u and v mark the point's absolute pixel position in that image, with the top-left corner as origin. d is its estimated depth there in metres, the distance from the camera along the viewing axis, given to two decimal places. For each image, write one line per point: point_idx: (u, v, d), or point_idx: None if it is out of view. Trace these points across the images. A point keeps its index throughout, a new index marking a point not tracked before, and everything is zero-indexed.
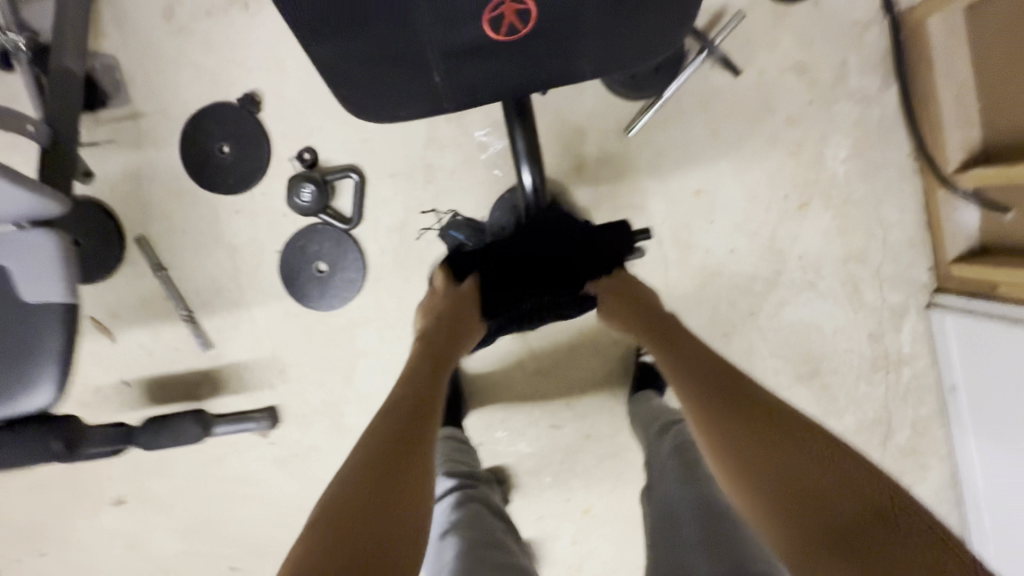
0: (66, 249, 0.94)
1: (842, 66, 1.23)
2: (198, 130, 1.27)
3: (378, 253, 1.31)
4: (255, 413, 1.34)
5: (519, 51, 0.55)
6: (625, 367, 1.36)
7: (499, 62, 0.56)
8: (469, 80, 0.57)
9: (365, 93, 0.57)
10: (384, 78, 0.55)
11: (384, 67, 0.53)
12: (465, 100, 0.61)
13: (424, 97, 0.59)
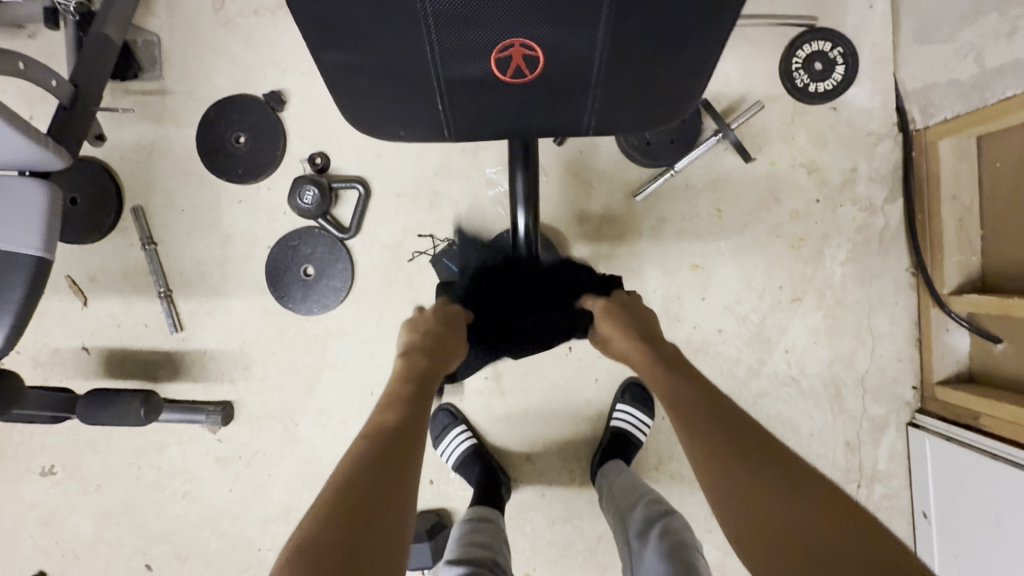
0: (54, 202, 0.94)
1: (852, 172, 1.25)
2: (219, 117, 1.29)
3: (368, 267, 1.30)
4: (209, 406, 1.29)
5: (520, 95, 0.59)
6: (594, 429, 1.31)
7: (501, 103, 0.60)
8: (470, 112, 0.61)
9: (367, 108, 0.61)
10: (390, 99, 0.59)
11: (390, 86, 0.57)
12: (466, 130, 0.64)
13: (425, 123, 0.63)
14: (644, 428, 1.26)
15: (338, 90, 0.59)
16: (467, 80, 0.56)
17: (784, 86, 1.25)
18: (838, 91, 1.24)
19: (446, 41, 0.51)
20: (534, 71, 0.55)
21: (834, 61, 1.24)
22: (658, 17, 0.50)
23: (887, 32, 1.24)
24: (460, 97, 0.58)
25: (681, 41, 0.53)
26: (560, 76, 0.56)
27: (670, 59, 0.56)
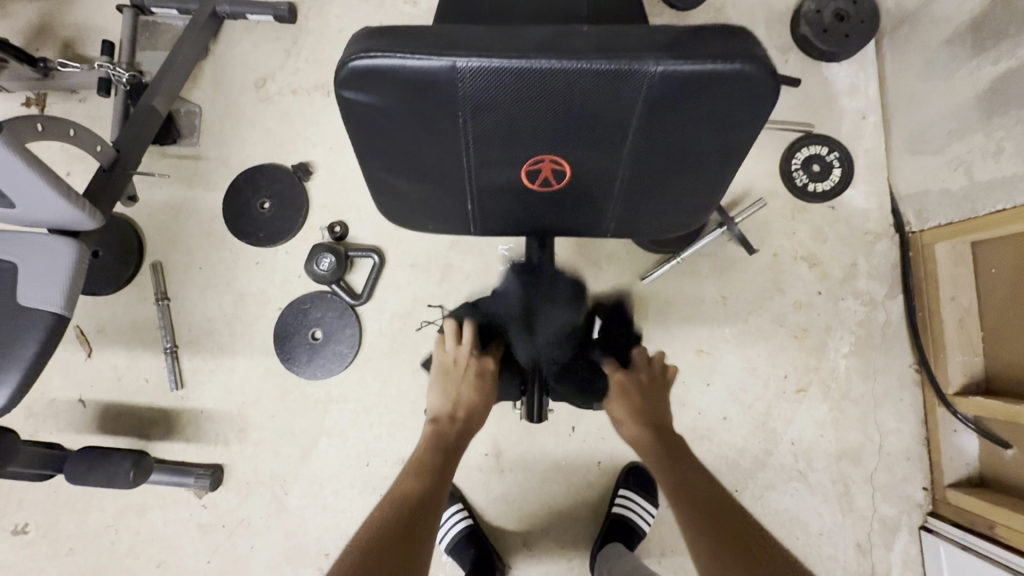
0: (80, 260, 0.97)
1: (852, 268, 1.30)
2: (248, 183, 1.36)
3: (376, 334, 1.32)
4: (199, 468, 1.26)
5: (547, 202, 0.64)
6: (594, 515, 1.26)
7: (527, 208, 0.65)
8: (495, 213, 0.66)
9: (397, 202, 0.66)
10: (421, 198, 0.64)
11: (423, 190, 0.62)
12: (490, 226, 0.70)
13: (453, 218, 0.68)
14: (646, 517, 1.21)
15: (376, 187, 0.64)
16: (496, 191, 0.61)
17: (784, 184, 1.32)
18: (836, 191, 1.31)
19: (479, 164, 0.56)
20: (561, 185, 0.60)
21: (832, 164, 1.32)
22: (679, 157, 0.55)
23: (879, 141, 1.33)
24: (487, 203, 0.63)
25: (702, 173, 0.58)
26: (583, 192, 0.61)
27: (691, 182, 0.60)
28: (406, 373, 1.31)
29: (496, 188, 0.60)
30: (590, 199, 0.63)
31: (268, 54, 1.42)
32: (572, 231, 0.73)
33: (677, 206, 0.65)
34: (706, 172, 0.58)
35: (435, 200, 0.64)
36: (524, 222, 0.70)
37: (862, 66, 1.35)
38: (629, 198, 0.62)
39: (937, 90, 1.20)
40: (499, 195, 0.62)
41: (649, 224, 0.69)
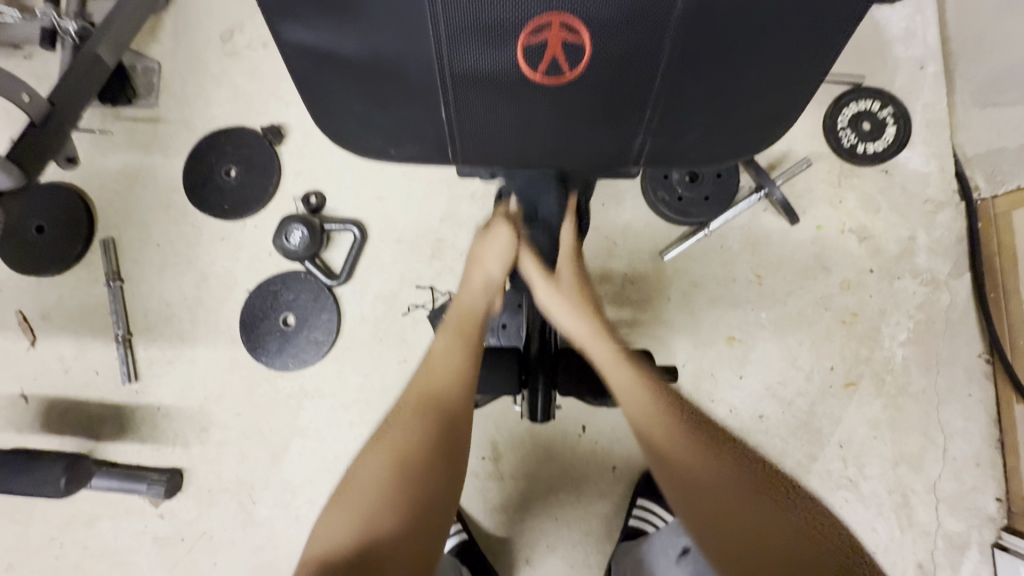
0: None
1: (909, 242, 1.11)
2: (211, 148, 1.19)
3: (357, 320, 1.15)
4: (152, 473, 1.09)
5: (551, 104, 0.51)
6: (609, 528, 1.09)
7: (527, 116, 0.52)
8: (480, 123, 0.53)
9: (345, 110, 0.54)
10: (375, 97, 0.52)
11: (380, 85, 0.51)
12: (472, 148, 0.56)
13: (419, 134, 0.55)
14: None
15: (335, 100, 0.53)
16: (482, 78, 0.49)
17: (829, 145, 1.14)
18: (890, 152, 1.13)
19: (455, 27, 0.45)
20: (573, 70, 0.48)
21: (884, 121, 1.13)
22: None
23: (941, 94, 1.14)
24: (467, 100, 0.51)
25: (752, 32, 0.46)
26: (604, 81, 0.49)
27: (737, 56, 0.47)
28: (391, 364, 1.14)
29: (488, 76, 0.49)
30: (613, 94, 0.50)
31: (237, 3, 1.25)
32: (589, 158, 0.58)
33: (726, 112, 0.52)
34: (770, 39, 0.46)
35: (415, 114, 0.53)
36: (521, 144, 0.55)
37: (919, 8, 1.16)
38: (663, 89, 0.50)
39: (1016, 28, 1.01)
40: (494, 96, 0.50)
41: (691, 142, 0.55)
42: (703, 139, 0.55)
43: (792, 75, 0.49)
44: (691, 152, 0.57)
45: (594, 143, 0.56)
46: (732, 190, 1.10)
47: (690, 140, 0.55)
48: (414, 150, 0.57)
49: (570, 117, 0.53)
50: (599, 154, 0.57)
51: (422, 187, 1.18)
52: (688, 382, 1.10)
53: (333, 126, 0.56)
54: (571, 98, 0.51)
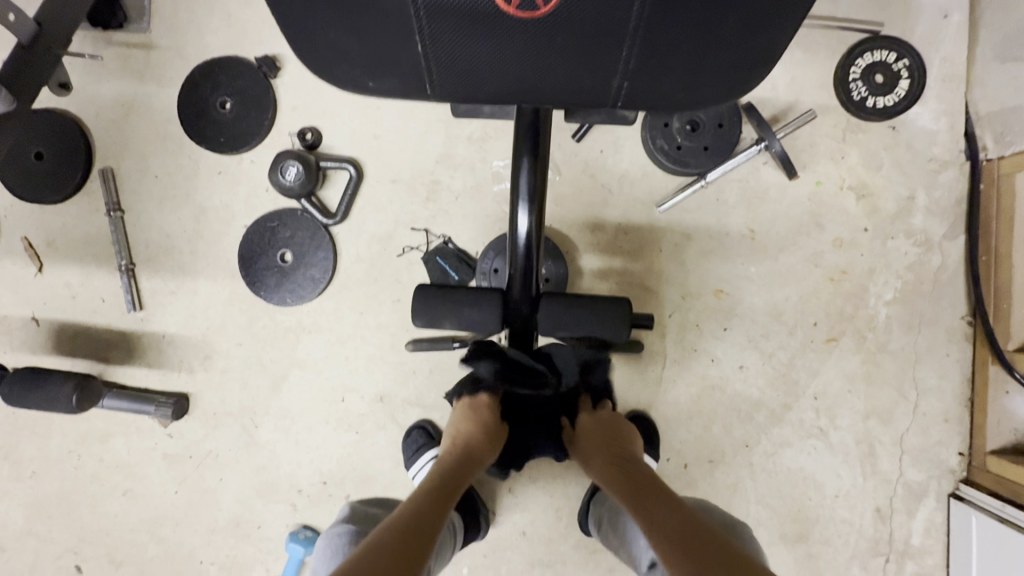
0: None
1: (908, 202, 1.10)
2: (205, 79, 1.17)
3: (353, 259, 1.17)
4: (160, 396, 1.16)
5: (529, 38, 0.50)
6: None
7: (503, 52, 0.52)
8: (457, 56, 0.52)
9: (319, 38, 0.53)
10: (350, 29, 0.51)
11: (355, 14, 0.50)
12: (450, 82, 0.55)
13: (396, 67, 0.54)
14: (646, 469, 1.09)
15: (309, 30, 0.52)
16: (456, 10, 0.48)
17: (838, 98, 1.11)
18: (900, 107, 1.09)
19: None
20: (548, 4, 0.47)
21: (898, 74, 1.09)
22: None
23: (961, 46, 1.09)
24: (443, 33, 0.50)
25: None
26: (581, 16, 0.48)
27: None
28: (386, 304, 1.17)
29: (463, 10, 0.48)
30: (593, 32, 0.49)
31: None
32: (570, 97, 0.58)
33: (706, 52, 0.51)
34: None
35: (391, 47, 0.52)
36: (500, 81, 0.55)
37: None
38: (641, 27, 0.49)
39: None
40: (469, 31, 0.50)
41: (669, 84, 0.55)
42: (686, 82, 0.55)
43: (775, 11, 0.48)
44: (672, 96, 0.57)
45: (573, 84, 0.55)
46: (732, 142, 1.08)
47: (669, 83, 0.55)
48: (392, 85, 0.57)
49: (547, 56, 0.52)
50: (579, 95, 0.57)
51: (419, 127, 1.17)
52: (673, 332, 1.13)
53: (310, 58, 0.55)
54: (548, 36, 0.50)
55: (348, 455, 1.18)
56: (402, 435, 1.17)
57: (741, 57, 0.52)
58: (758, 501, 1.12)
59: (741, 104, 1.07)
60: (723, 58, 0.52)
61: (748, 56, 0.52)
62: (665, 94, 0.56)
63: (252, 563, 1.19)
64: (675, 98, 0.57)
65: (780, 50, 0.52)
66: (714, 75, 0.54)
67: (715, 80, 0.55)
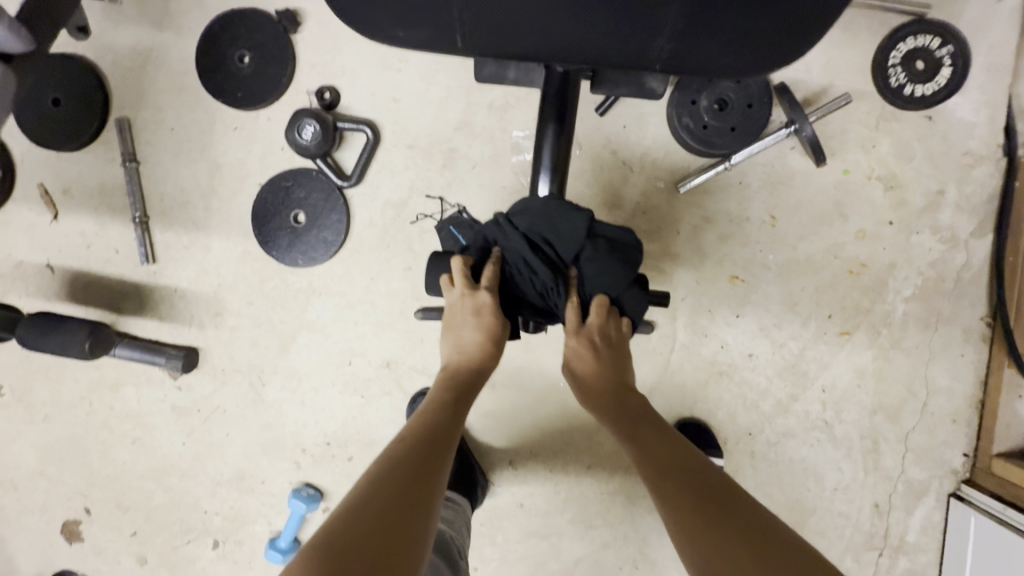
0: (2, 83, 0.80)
1: (937, 196, 1.07)
2: (224, 31, 1.14)
3: (366, 224, 1.16)
4: (171, 349, 1.17)
5: None
6: (589, 441, 1.16)
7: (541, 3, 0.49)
8: (493, 6, 0.50)
9: None
10: None
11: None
12: (484, 34, 0.53)
13: (430, 18, 0.52)
14: None
15: None
16: None
17: (874, 84, 1.06)
18: (939, 97, 1.05)
19: None
20: None
21: (940, 61, 1.04)
22: None
23: (1009, 35, 1.04)
24: None
25: None
26: None
27: None
28: (397, 271, 1.17)
29: None
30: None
31: None
32: (606, 59, 0.56)
33: (758, 8, 0.48)
34: None
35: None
36: (536, 39, 0.53)
37: None
38: None
39: None
40: None
41: (714, 44, 0.52)
42: (727, 51, 0.53)
43: None
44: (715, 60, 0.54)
45: (614, 41, 0.53)
46: (761, 124, 1.04)
47: (715, 42, 0.52)
48: (424, 37, 0.55)
49: (588, 6, 0.49)
50: (619, 56, 0.54)
51: (439, 92, 1.14)
52: (684, 316, 1.12)
53: (336, 7, 0.53)
54: None
55: (353, 418, 1.19)
56: (406, 402, 1.18)
57: (796, 20, 0.49)
58: (756, 488, 1.13)
59: (773, 84, 1.04)
60: (777, 18, 0.49)
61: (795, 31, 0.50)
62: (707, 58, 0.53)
63: (255, 516, 1.22)
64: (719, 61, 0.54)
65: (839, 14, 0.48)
66: (763, 38, 0.51)
67: (766, 45, 0.51)
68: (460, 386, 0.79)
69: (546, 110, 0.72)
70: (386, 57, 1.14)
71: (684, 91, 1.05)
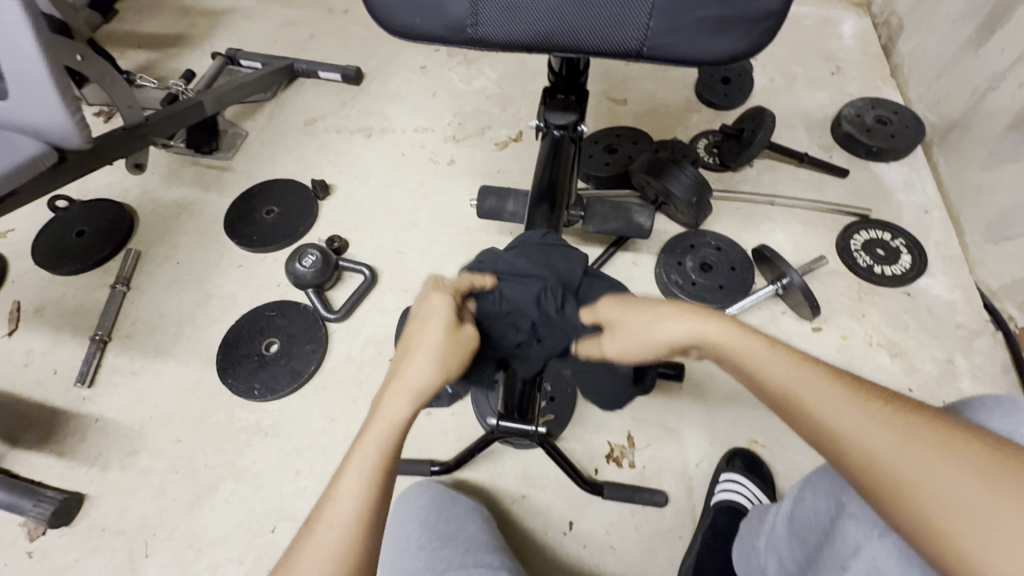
0: (37, 161, 0.89)
1: (948, 365, 1.02)
2: (261, 193, 1.30)
3: (341, 359, 1.07)
4: (49, 491, 0.91)
5: None
6: None
7: None
8: None
9: None
10: None
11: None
12: (488, 11, 0.62)
13: (445, 6, 0.62)
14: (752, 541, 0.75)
15: None
16: None
17: (846, 263, 1.14)
18: (909, 276, 1.12)
19: None
20: None
21: (898, 250, 1.16)
22: None
23: (950, 235, 1.19)
24: None
25: None
26: None
27: None
28: (363, 412, 1.01)
29: None
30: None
31: (326, 102, 1.50)
32: (594, 47, 0.63)
33: None
34: None
35: None
36: (534, 16, 0.62)
37: (913, 168, 1.29)
38: None
39: (1013, 172, 1.07)
40: None
41: (692, 25, 0.60)
42: (714, 12, 0.59)
43: None
44: (691, 43, 0.61)
45: (600, 24, 0.61)
46: (747, 284, 1.09)
47: (692, 25, 0.60)
48: (434, 21, 0.64)
49: None
50: (604, 43, 0.62)
51: (442, 248, 1.22)
52: (702, 487, 0.92)
53: None
54: None
55: None
56: None
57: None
58: None
59: (752, 255, 1.12)
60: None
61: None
62: (682, 43, 0.61)
63: None
64: (695, 45, 0.61)
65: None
66: (733, 18, 0.59)
67: (736, 28, 0.60)
68: (381, 453, 0.49)
69: (535, 208, 0.80)
70: (399, 220, 1.27)
71: (670, 254, 1.12)
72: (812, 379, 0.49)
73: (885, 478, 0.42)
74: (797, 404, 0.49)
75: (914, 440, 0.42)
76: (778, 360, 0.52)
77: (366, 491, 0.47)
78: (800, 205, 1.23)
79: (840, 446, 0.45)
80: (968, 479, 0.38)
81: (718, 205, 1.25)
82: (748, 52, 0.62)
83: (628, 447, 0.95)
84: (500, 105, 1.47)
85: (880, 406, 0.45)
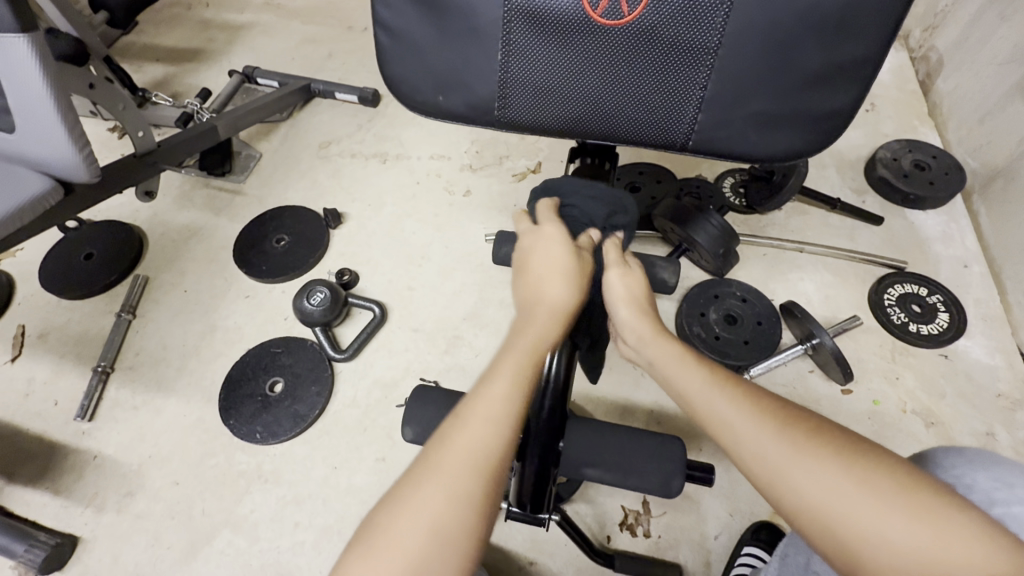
0: (42, 199, 0.87)
1: (988, 438, 0.96)
2: (272, 219, 1.27)
3: (346, 402, 1.03)
4: (41, 535, 0.89)
5: (605, 60, 0.58)
6: None
7: (580, 73, 0.60)
8: (536, 74, 0.61)
9: (417, 60, 0.62)
10: (447, 46, 0.60)
11: (451, 36, 0.60)
12: (526, 102, 0.63)
13: (482, 94, 0.63)
14: None
15: (411, 51, 0.62)
16: (549, 26, 0.57)
17: (878, 319, 1.09)
18: (948, 337, 1.06)
19: None
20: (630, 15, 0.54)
21: (935, 306, 1.09)
22: None
23: (990, 293, 1.12)
24: (530, 48, 0.59)
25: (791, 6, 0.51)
26: (654, 46, 0.56)
27: (778, 30, 0.53)
28: (366, 461, 0.97)
29: (554, 30, 0.57)
30: (666, 52, 0.56)
31: (341, 124, 1.47)
32: (636, 135, 0.64)
33: (772, 86, 0.57)
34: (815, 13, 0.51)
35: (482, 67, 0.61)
36: (574, 107, 0.63)
37: (952, 217, 1.23)
38: (712, 58, 0.55)
39: None
40: (552, 53, 0.59)
41: (738, 123, 0.60)
42: (763, 108, 0.59)
43: (842, 41, 0.53)
44: (739, 136, 0.61)
45: (642, 116, 0.62)
46: (773, 340, 1.03)
47: (737, 121, 0.60)
48: (473, 108, 0.65)
49: (620, 80, 0.59)
50: (646, 133, 0.63)
51: (455, 286, 1.18)
52: (721, 561, 0.87)
53: (397, 73, 0.64)
54: (627, 58, 0.57)
55: None
56: None
57: (807, 99, 0.57)
58: None
59: (778, 308, 1.07)
60: (793, 101, 0.57)
61: (822, 88, 0.56)
62: (727, 137, 0.61)
63: None
64: (743, 138, 0.61)
65: (847, 93, 0.57)
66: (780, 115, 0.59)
67: (783, 126, 0.60)
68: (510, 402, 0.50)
69: None
70: (412, 253, 1.23)
71: (692, 303, 1.07)
72: (723, 396, 0.53)
73: (785, 492, 0.46)
74: (708, 417, 0.53)
75: (814, 458, 0.46)
76: (689, 369, 0.57)
77: (485, 447, 0.48)
78: (831, 253, 1.17)
79: (744, 459, 0.50)
80: (855, 493, 0.43)
81: (743, 250, 1.19)
82: (797, 146, 0.62)
83: (643, 513, 0.91)
84: (519, 133, 1.42)
85: (784, 424, 0.49)
